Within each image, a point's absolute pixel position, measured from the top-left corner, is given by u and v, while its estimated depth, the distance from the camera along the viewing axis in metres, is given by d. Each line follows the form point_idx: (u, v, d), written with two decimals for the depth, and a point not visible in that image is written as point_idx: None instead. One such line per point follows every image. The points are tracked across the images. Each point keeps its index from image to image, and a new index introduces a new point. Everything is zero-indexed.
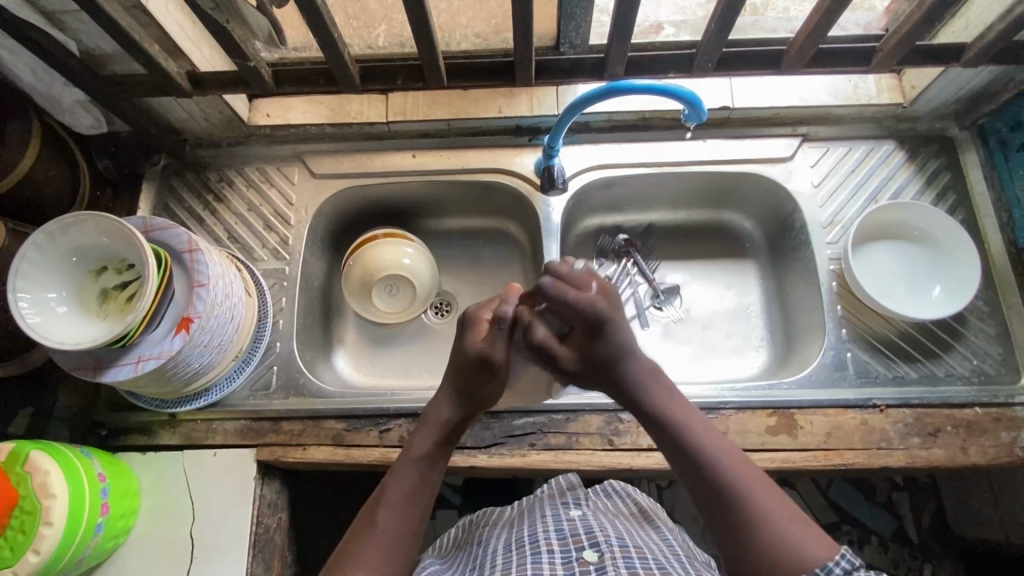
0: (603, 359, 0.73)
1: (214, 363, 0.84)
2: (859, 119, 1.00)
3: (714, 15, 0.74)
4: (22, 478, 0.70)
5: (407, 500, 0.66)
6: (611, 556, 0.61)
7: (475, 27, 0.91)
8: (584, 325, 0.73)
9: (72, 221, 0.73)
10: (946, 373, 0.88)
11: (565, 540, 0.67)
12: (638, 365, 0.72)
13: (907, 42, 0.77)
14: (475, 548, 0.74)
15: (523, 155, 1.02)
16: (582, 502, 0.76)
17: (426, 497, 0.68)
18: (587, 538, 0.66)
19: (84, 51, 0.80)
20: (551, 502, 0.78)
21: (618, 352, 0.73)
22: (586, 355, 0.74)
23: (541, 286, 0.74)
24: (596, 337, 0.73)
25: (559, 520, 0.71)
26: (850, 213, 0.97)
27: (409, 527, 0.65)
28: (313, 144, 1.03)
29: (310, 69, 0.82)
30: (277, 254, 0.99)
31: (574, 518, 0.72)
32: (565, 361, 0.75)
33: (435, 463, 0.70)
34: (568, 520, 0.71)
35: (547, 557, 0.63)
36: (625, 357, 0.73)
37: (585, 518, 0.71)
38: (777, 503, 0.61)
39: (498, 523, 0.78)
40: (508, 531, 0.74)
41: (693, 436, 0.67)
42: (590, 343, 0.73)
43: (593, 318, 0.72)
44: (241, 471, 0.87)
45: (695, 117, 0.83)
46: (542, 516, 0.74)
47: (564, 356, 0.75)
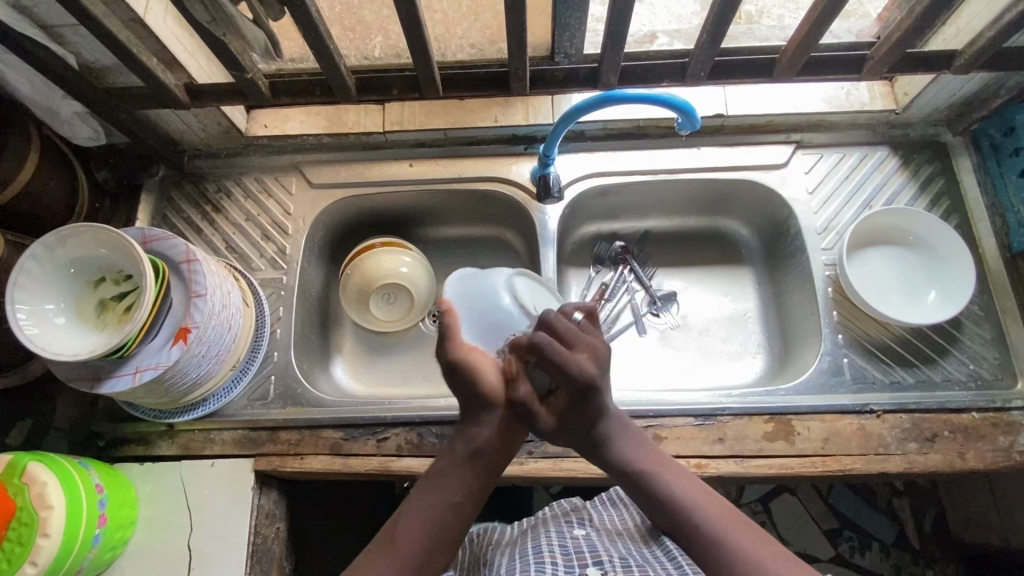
0: (577, 434, 0.69)
1: (212, 373, 0.85)
2: (852, 125, 1.00)
3: (705, 25, 0.75)
4: (19, 489, 0.70)
5: (440, 508, 0.62)
6: None
7: (470, 37, 0.91)
8: (571, 389, 0.67)
9: (71, 232, 0.74)
10: (942, 378, 0.89)
11: (569, 555, 0.67)
12: (606, 425, 0.69)
13: (898, 50, 0.78)
14: (480, 570, 0.74)
15: (519, 164, 1.02)
16: (586, 523, 0.78)
17: (462, 508, 0.63)
18: (590, 556, 0.67)
19: (82, 64, 0.81)
20: (556, 521, 0.79)
21: (597, 419, 0.69)
22: (566, 421, 0.69)
23: (524, 343, 0.67)
24: (585, 403, 0.68)
25: (563, 537, 0.72)
26: (845, 219, 0.97)
27: (436, 538, 0.61)
28: (311, 154, 1.04)
29: (306, 80, 0.83)
30: (275, 264, 0.99)
31: (577, 536, 0.73)
32: (548, 427, 0.69)
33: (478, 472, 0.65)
34: (571, 537, 0.72)
35: (550, 568, 0.64)
36: (602, 423, 0.69)
37: (588, 537, 0.72)
38: (761, 545, 0.58)
39: (505, 540, 0.80)
40: (512, 547, 0.75)
41: (666, 490, 0.64)
42: (571, 408, 0.68)
43: (584, 383, 0.67)
44: (239, 481, 0.87)
45: (689, 125, 0.83)
46: (547, 532, 0.75)
47: (547, 422, 0.69)
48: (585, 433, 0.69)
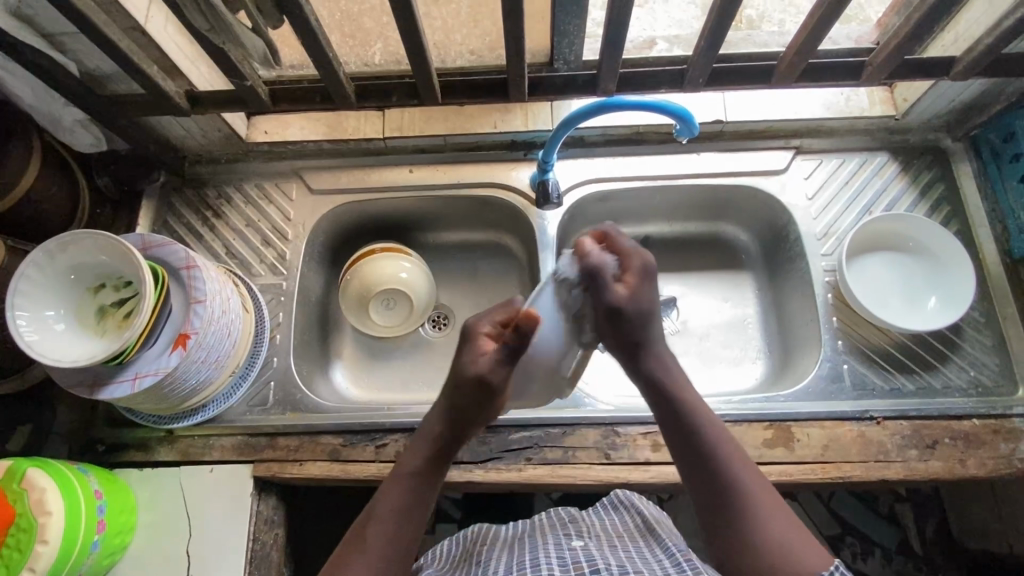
0: (636, 308, 0.68)
1: (211, 379, 0.85)
2: (852, 131, 1.00)
3: (703, 32, 0.75)
4: (18, 495, 0.70)
5: (401, 509, 0.67)
6: None
7: (470, 44, 0.92)
8: (639, 266, 0.69)
9: (71, 239, 0.74)
10: (943, 384, 0.88)
11: (566, 566, 0.65)
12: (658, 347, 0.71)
13: (896, 56, 0.78)
14: (474, 570, 0.73)
15: (519, 169, 1.02)
16: (583, 533, 0.75)
17: (416, 516, 0.68)
18: (588, 566, 0.65)
19: (84, 71, 0.81)
20: (553, 533, 0.76)
21: (649, 314, 0.69)
22: (634, 304, 0.68)
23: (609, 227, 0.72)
24: (645, 282, 0.69)
25: (561, 548, 0.70)
26: (844, 225, 0.97)
27: (401, 537, 0.65)
28: (311, 160, 1.04)
29: (306, 87, 0.83)
30: (275, 269, 1.00)
31: (575, 547, 0.70)
32: (619, 299, 0.67)
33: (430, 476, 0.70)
34: (569, 549, 0.70)
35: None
36: (653, 316, 0.70)
37: (586, 547, 0.69)
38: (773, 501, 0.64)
39: (502, 549, 0.77)
40: (509, 558, 0.72)
41: (701, 427, 0.68)
42: (639, 287, 0.69)
43: (649, 266, 0.70)
44: (237, 487, 0.87)
45: (687, 131, 0.83)
46: (544, 544, 0.72)
47: (619, 294, 0.67)
48: (644, 313, 0.69)
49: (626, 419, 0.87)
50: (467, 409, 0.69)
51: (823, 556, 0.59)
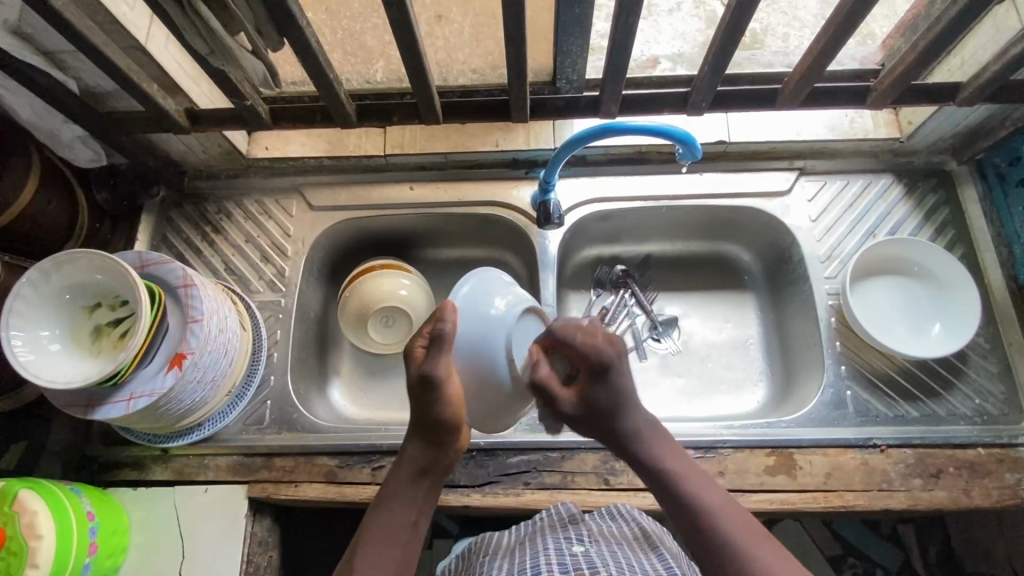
0: (587, 412, 0.71)
1: (207, 399, 0.84)
2: (856, 153, 1.00)
3: (707, 57, 0.75)
4: (9, 517, 0.69)
5: (388, 533, 0.68)
6: None
7: (472, 63, 0.91)
8: (588, 368, 0.70)
9: (67, 258, 0.74)
10: (947, 412, 0.87)
11: None
12: (639, 421, 0.72)
13: (901, 82, 0.77)
14: None
15: (520, 188, 1.02)
16: (584, 535, 0.74)
17: (403, 537, 0.68)
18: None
19: (85, 89, 0.81)
20: (551, 534, 0.75)
21: (617, 407, 0.71)
22: (589, 404, 0.70)
23: (552, 326, 0.70)
24: (597, 385, 0.70)
25: (561, 554, 0.69)
26: (848, 248, 0.96)
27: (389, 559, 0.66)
28: (311, 176, 1.04)
29: (307, 105, 0.83)
30: (273, 286, 0.99)
31: (576, 552, 0.69)
32: (569, 406, 0.70)
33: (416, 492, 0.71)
34: (570, 555, 0.69)
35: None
36: (620, 409, 0.71)
37: (588, 553, 0.69)
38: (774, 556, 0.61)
39: (503, 552, 0.76)
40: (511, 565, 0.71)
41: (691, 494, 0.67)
42: (591, 388, 0.70)
43: (602, 366, 0.69)
44: (232, 508, 0.86)
45: (689, 155, 0.82)
46: (545, 547, 0.72)
47: (569, 400, 0.70)
48: (602, 413, 0.70)
49: None
50: (427, 422, 0.69)
51: None
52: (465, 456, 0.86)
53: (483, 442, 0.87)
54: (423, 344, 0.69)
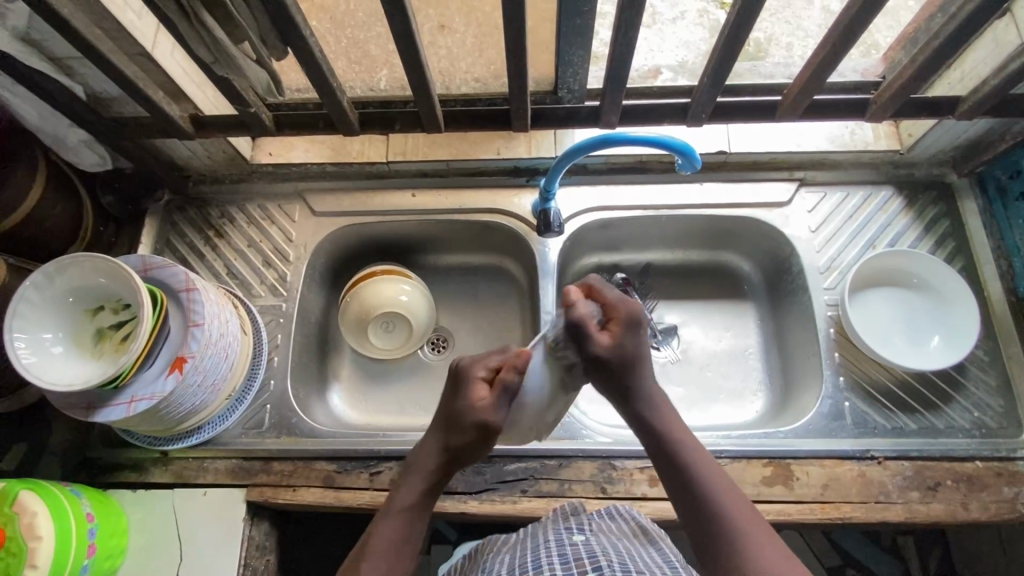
0: (618, 356, 0.70)
1: (206, 402, 0.84)
2: (857, 164, 1.00)
3: (707, 69, 0.75)
4: (9, 518, 0.70)
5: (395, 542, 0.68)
6: None
7: (475, 72, 0.91)
8: (628, 317, 0.71)
9: (71, 261, 0.74)
10: (946, 425, 0.87)
11: (569, 564, 0.64)
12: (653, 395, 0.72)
13: (900, 95, 0.77)
14: None
15: (521, 196, 1.02)
16: (586, 528, 0.73)
17: (409, 550, 0.68)
18: (590, 563, 0.63)
19: (91, 94, 0.82)
20: (553, 527, 0.75)
21: (638, 361, 0.71)
22: (620, 351, 0.70)
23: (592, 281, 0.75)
24: (630, 332, 0.71)
25: (561, 546, 0.68)
26: (848, 260, 0.96)
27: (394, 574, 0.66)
28: (314, 182, 1.05)
29: (310, 113, 0.84)
30: (275, 291, 1.00)
31: (577, 543, 0.68)
32: (602, 349, 0.69)
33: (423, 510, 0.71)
34: (570, 544, 0.68)
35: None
36: (641, 363, 0.71)
37: (588, 543, 0.68)
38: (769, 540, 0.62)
39: (506, 544, 0.75)
40: (513, 557, 0.70)
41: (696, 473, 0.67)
42: (625, 337, 0.70)
43: (637, 316, 0.72)
44: (231, 511, 0.86)
45: (689, 165, 0.83)
46: (546, 540, 0.71)
47: (603, 343, 0.70)
48: (630, 362, 0.70)
49: (623, 453, 0.86)
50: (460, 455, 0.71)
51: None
52: None
53: None
54: (485, 378, 0.70)
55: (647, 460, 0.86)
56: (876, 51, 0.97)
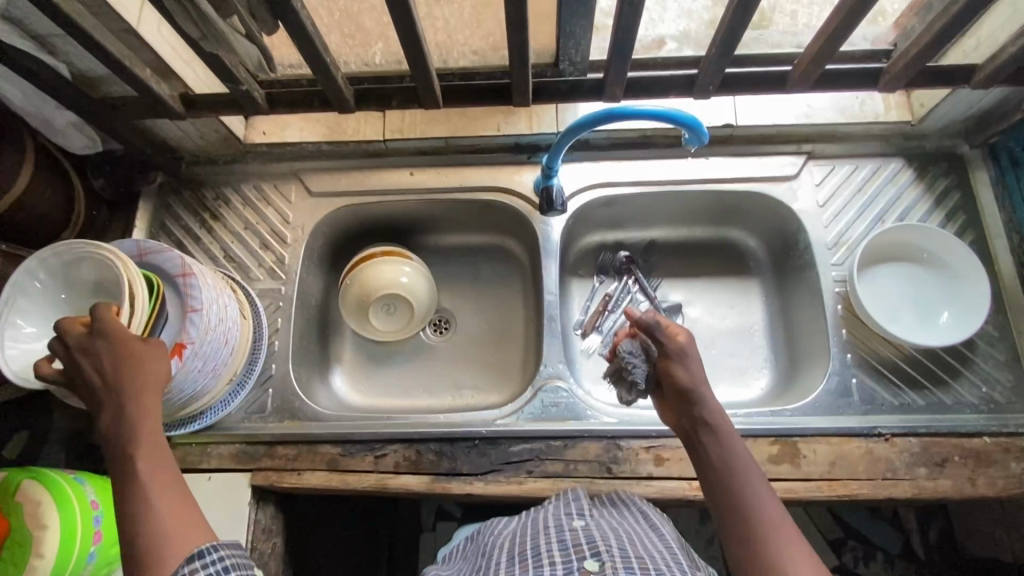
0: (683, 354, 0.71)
1: (207, 388, 0.83)
2: (865, 136, 0.98)
3: (715, 40, 0.72)
4: (14, 508, 0.72)
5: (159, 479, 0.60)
6: (612, 566, 0.58)
7: (474, 45, 0.87)
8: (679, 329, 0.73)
9: (55, 251, 0.73)
10: (953, 401, 0.86)
11: (567, 550, 0.63)
12: (723, 425, 0.67)
13: (914, 65, 0.75)
14: (481, 561, 0.70)
15: (523, 173, 1.00)
16: (586, 513, 0.72)
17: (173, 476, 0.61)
18: (588, 548, 0.62)
19: (77, 74, 0.79)
20: (554, 510, 0.74)
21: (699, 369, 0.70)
22: (683, 352, 0.70)
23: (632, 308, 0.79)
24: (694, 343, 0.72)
25: (562, 531, 0.67)
26: (856, 234, 0.94)
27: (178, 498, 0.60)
28: (310, 162, 1.02)
29: (303, 90, 0.81)
30: (274, 274, 0.98)
31: (576, 528, 0.67)
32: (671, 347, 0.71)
33: (132, 457, 0.60)
34: (571, 530, 0.67)
35: (550, 570, 0.60)
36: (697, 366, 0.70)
37: (587, 527, 0.67)
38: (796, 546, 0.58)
39: (507, 529, 0.74)
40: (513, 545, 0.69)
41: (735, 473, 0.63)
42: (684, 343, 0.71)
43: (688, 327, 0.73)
44: (236, 496, 0.86)
45: (696, 141, 0.80)
46: (546, 524, 0.70)
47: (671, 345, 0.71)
48: (694, 359, 0.70)
49: (629, 433, 0.86)
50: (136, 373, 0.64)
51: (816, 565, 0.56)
52: (468, 445, 0.87)
53: (486, 431, 0.87)
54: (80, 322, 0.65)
55: (653, 439, 0.85)
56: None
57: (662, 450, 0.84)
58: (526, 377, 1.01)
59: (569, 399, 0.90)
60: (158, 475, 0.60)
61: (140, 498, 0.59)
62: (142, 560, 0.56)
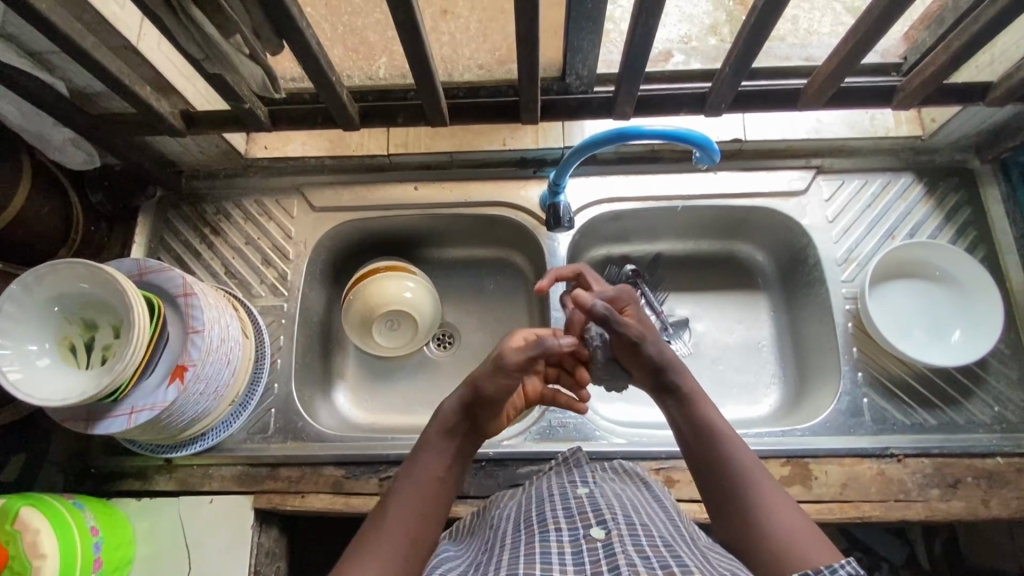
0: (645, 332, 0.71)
1: (209, 409, 0.82)
2: (875, 151, 0.97)
3: (728, 58, 0.71)
4: (11, 536, 0.68)
5: (423, 490, 0.62)
6: (618, 533, 0.54)
7: (479, 58, 0.84)
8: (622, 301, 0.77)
9: (48, 270, 0.70)
10: (966, 420, 0.85)
11: (573, 517, 0.58)
12: (692, 387, 0.68)
13: (930, 83, 0.74)
14: (485, 529, 0.65)
15: (529, 188, 0.99)
16: (591, 480, 0.67)
17: (440, 497, 0.63)
18: (594, 516, 0.57)
19: (75, 90, 0.77)
20: (557, 477, 0.70)
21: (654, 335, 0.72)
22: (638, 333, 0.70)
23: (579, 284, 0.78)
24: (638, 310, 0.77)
25: (566, 499, 0.63)
26: (866, 250, 0.94)
27: (425, 515, 0.61)
28: (313, 176, 1.01)
29: (307, 107, 0.80)
30: (276, 290, 0.96)
31: (582, 495, 0.63)
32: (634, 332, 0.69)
33: (415, 456, 0.66)
34: (575, 497, 0.62)
35: (554, 536, 0.55)
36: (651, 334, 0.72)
37: (593, 493, 0.63)
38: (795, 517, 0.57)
39: (506, 500, 0.70)
40: (515, 514, 0.64)
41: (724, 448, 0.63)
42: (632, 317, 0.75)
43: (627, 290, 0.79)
44: (239, 519, 0.84)
45: (707, 159, 0.79)
46: (549, 493, 0.65)
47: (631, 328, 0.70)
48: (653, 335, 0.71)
49: (636, 454, 0.84)
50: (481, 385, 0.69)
51: (829, 553, 0.53)
52: (474, 466, 0.85)
53: (492, 452, 0.85)
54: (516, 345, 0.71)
55: (662, 460, 0.84)
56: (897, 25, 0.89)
57: (672, 471, 0.83)
58: None
59: (577, 420, 0.88)
60: (430, 487, 0.63)
61: (401, 496, 0.61)
62: (371, 539, 0.58)
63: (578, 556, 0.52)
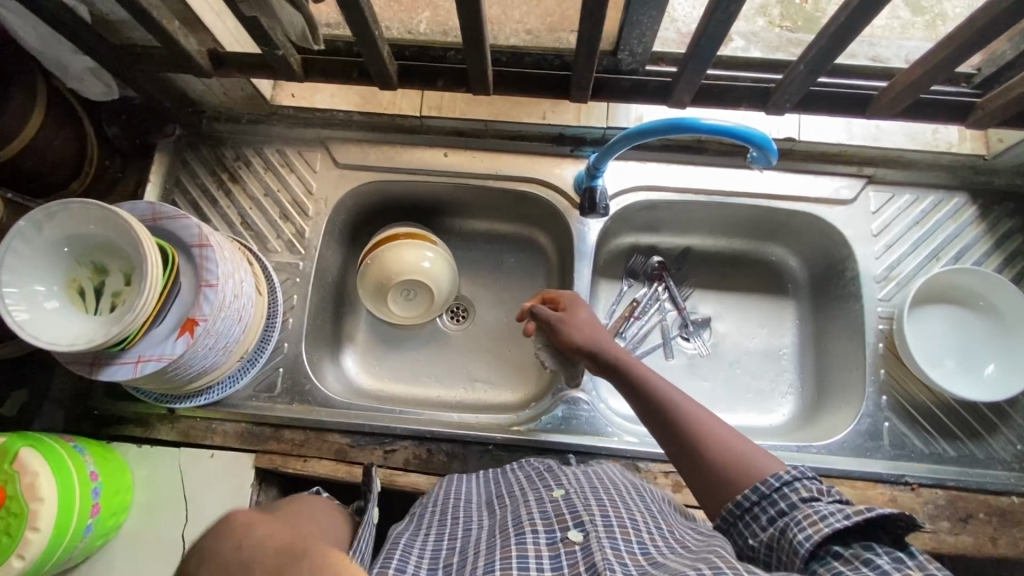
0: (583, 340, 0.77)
1: (217, 364, 0.79)
2: (931, 166, 0.92)
3: (805, 56, 0.66)
4: (10, 477, 0.67)
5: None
6: (597, 536, 0.52)
7: (528, 24, 0.78)
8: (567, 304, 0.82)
9: (60, 208, 0.67)
10: (986, 456, 0.83)
11: (550, 519, 0.56)
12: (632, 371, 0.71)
13: (1011, 106, 0.69)
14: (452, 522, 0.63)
15: (564, 167, 0.94)
16: (564, 481, 0.65)
17: None
18: (572, 518, 0.55)
19: (97, 16, 0.72)
20: (530, 483, 0.67)
21: (590, 325, 0.79)
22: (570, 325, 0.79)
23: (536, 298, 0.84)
24: (578, 306, 0.81)
25: (542, 503, 0.60)
26: (908, 269, 0.90)
27: None
28: (339, 131, 0.96)
29: (343, 60, 0.75)
30: (292, 247, 0.93)
31: (557, 497, 0.60)
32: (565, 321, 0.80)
33: None
34: (550, 501, 0.60)
35: (531, 538, 0.53)
36: (591, 328, 0.79)
37: (569, 496, 0.60)
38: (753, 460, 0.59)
39: (479, 500, 0.68)
40: (492, 516, 0.62)
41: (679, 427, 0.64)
42: (575, 311, 0.81)
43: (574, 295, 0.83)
44: (238, 476, 0.83)
45: (763, 160, 0.73)
46: (525, 497, 0.63)
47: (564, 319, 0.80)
48: (582, 328, 0.79)
49: (648, 455, 0.83)
50: None
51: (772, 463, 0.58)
52: (480, 448, 0.84)
53: (500, 437, 0.84)
54: None
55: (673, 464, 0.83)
56: (944, 22, 0.83)
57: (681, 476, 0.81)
58: (542, 377, 0.97)
59: (589, 413, 0.87)
60: None
61: None
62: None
63: (556, 559, 0.50)
